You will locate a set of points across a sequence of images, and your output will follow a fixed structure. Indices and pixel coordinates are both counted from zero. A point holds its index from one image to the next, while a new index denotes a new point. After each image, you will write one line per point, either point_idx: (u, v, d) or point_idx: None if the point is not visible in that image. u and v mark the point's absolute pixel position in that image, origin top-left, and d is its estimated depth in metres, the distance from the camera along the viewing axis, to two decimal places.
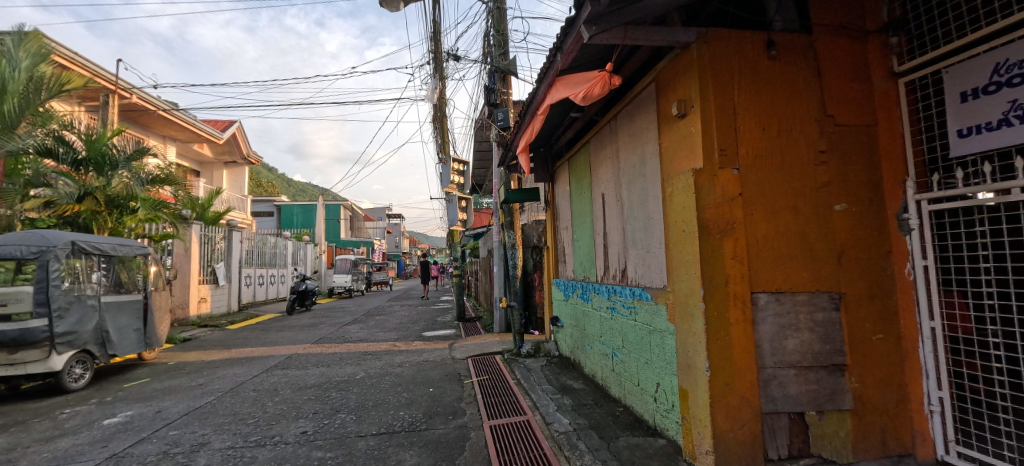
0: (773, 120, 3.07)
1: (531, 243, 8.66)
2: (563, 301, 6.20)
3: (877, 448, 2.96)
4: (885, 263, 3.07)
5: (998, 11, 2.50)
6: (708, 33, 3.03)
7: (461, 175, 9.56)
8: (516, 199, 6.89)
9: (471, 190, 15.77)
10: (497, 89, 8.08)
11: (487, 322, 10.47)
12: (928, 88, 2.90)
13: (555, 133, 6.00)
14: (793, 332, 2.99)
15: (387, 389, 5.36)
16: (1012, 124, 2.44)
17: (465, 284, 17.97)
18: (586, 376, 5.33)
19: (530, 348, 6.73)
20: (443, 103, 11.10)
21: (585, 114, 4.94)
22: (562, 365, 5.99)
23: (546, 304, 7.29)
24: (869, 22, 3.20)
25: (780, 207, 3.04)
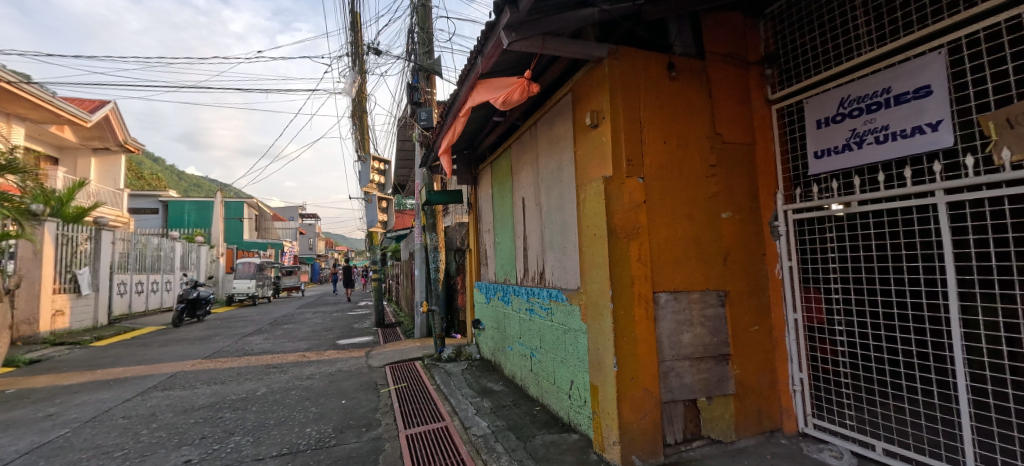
0: (673, 134, 3.39)
1: (454, 245, 8.67)
2: (485, 303, 6.28)
3: (755, 426, 3.37)
4: (760, 264, 3.51)
5: (844, 56, 3.06)
6: (618, 50, 3.29)
7: (382, 174, 9.26)
8: (439, 201, 6.85)
9: (395, 191, 15.38)
10: (420, 88, 7.98)
11: (407, 327, 10.26)
12: (794, 115, 3.43)
13: (477, 136, 6.07)
14: (688, 327, 3.31)
15: (290, 405, 5.05)
16: (852, 149, 2.99)
17: (387, 288, 17.51)
18: (506, 378, 5.44)
19: (452, 352, 6.64)
20: (363, 98, 10.70)
21: (506, 118, 5.06)
22: (483, 367, 6.04)
23: (468, 307, 7.32)
24: (751, 53, 3.67)
25: (677, 213, 3.36)
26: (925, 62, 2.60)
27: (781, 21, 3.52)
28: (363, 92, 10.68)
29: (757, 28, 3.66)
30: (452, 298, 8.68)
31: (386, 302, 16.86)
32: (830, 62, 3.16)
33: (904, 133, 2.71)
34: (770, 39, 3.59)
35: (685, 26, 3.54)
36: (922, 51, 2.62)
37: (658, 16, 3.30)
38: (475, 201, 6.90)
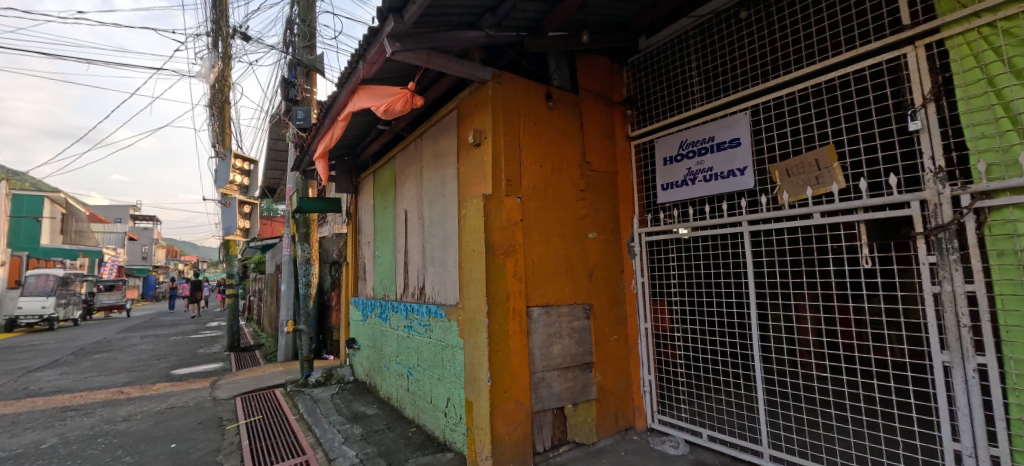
0: (548, 159, 3.68)
1: (330, 258, 8.13)
2: (361, 321, 5.99)
3: (613, 426, 3.71)
4: (619, 280, 3.92)
5: (684, 107, 3.64)
6: (501, 75, 3.51)
7: (247, 175, 8.31)
8: (312, 208, 6.38)
9: (262, 195, 13.93)
10: (298, 83, 7.43)
11: (269, 350, 9.24)
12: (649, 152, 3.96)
13: (360, 143, 5.85)
14: (557, 338, 3.56)
15: (94, 457, 4.19)
16: (688, 184, 3.53)
17: (248, 305, 15.61)
18: (381, 400, 5.20)
19: (321, 376, 6.13)
20: (227, 87, 9.59)
21: (391, 128, 4.96)
22: (356, 390, 5.71)
23: (342, 326, 6.88)
24: (617, 93, 4.14)
25: (549, 232, 3.62)
26: (739, 118, 3.22)
27: (639, 70, 4.05)
28: (227, 83, 9.59)
29: (621, 73, 4.17)
30: (325, 316, 8.07)
31: (243, 321, 14.99)
32: (675, 111, 3.74)
33: (724, 174, 3.30)
34: (630, 84, 4.11)
35: (562, 61, 3.88)
36: (735, 110, 3.24)
37: (537, 49, 3.58)
38: (355, 212, 6.58)
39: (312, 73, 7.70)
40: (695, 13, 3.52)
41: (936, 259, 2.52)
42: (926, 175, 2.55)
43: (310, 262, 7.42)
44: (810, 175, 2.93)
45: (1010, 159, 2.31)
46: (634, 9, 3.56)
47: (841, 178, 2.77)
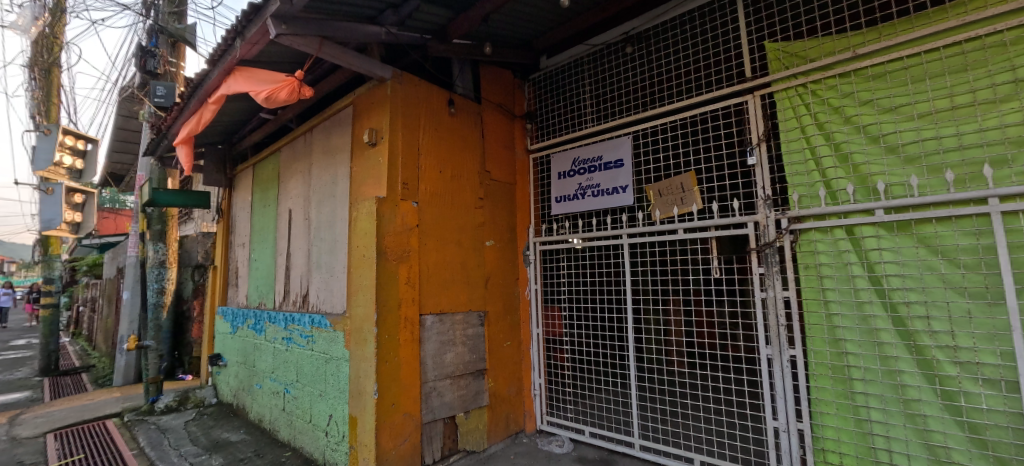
0: (447, 165, 3.66)
1: (192, 262, 7.04)
2: (228, 334, 5.26)
3: (503, 431, 3.77)
4: (514, 287, 4.04)
5: (576, 127, 3.95)
6: (401, 74, 3.43)
7: (81, 157, 6.74)
8: (168, 202, 5.42)
9: (102, 185, 11.61)
10: (161, 55, 6.28)
11: (103, 371, 7.65)
12: (545, 166, 4.19)
13: (238, 131, 5.21)
14: (450, 346, 3.52)
15: None
16: (579, 198, 3.81)
17: (72, 317, 12.78)
18: (249, 423, 4.60)
19: (173, 400, 5.19)
20: (59, 49, 7.86)
21: (276, 118, 4.51)
22: (218, 414, 4.95)
23: (204, 340, 5.96)
24: (518, 106, 4.30)
25: (446, 238, 3.60)
26: (622, 141, 3.56)
27: (540, 87, 4.28)
28: (59, 42, 7.85)
29: (523, 88, 4.36)
30: (182, 329, 6.93)
31: (67, 337, 12.08)
32: (569, 129, 4.02)
33: (609, 190, 3.62)
34: (531, 99, 4.32)
35: (465, 70, 3.93)
36: (619, 134, 3.59)
37: (441, 55, 3.58)
38: (227, 208, 5.78)
39: (179, 44, 6.67)
40: (589, 42, 3.84)
41: (764, 270, 3.08)
42: (759, 201, 3.10)
43: (164, 265, 6.28)
44: (676, 195, 3.35)
45: (814, 192, 2.92)
46: (534, 29, 3.77)
47: (700, 200, 3.22)
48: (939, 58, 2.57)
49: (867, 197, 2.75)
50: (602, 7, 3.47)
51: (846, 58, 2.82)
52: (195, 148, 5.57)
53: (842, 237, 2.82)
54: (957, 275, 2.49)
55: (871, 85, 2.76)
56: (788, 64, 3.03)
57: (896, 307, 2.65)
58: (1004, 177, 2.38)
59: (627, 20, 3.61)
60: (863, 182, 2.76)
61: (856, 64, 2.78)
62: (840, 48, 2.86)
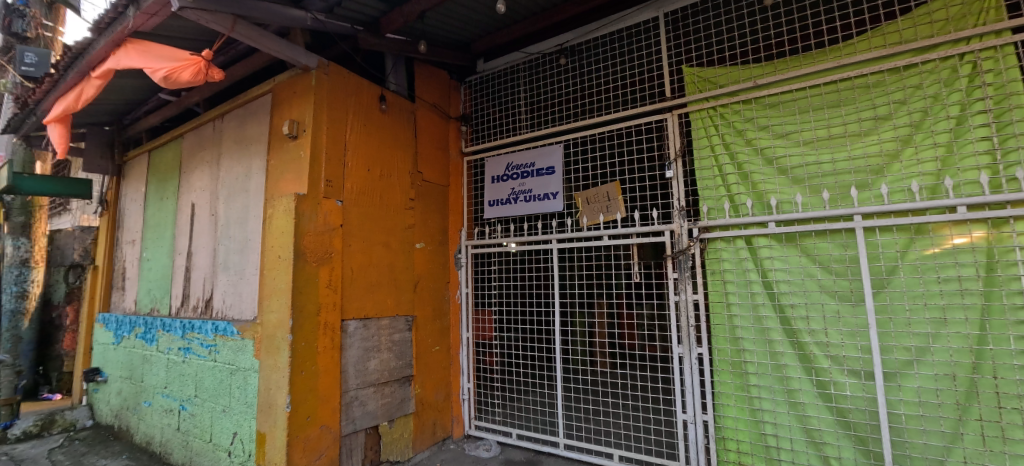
0: (376, 163, 3.52)
1: (64, 261, 6.04)
2: (108, 345, 4.57)
3: (429, 439, 3.68)
4: (444, 290, 3.98)
5: (510, 132, 4.02)
6: (328, 65, 3.24)
7: None
8: (37, 191, 4.61)
9: None
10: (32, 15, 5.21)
11: None
12: (479, 170, 4.22)
13: (133, 111, 4.61)
14: (375, 353, 3.37)
15: None
16: (512, 202, 3.87)
17: None
18: (134, 447, 4.02)
19: (32, 425, 4.34)
20: None
21: (181, 100, 4.06)
22: (93, 438, 4.26)
23: (76, 353, 5.12)
24: (453, 108, 4.26)
25: (374, 240, 3.45)
26: (553, 149, 3.68)
27: (477, 90, 4.30)
28: None
29: (459, 90, 4.34)
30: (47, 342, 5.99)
31: None
32: (504, 133, 4.07)
33: (540, 196, 3.71)
34: (467, 102, 4.32)
35: (399, 66, 3.84)
36: (551, 142, 3.70)
37: (373, 49, 3.45)
38: (113, 200, 5.03)
39: (57, 7, 5.89)
40: (525, 50, 3.92)
41: (678, 275, 3.36)
42: (675, 211, 3.37)
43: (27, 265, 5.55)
44: (602, 203, 3.51)
45: (720, 205, 3.24)
46: (471, 32, 3.80)
47: (624, 208, 3.41)
48: (821, 92, 2.98)
49: (762, 211, 3.11)
50: (538, 17, 3.61)
51: (748, 86, 3.17)
52: (73, 128, 4.83)
53: (742, 247, 3.17)
54: (831, 280, 2.89)
55: (768, 112, 3.13)
56: (701, 87, 3.34)
57: (783, 308, 3.01)
58: (866, 198, 2.82)
59: (560, 32, 3.75)
60: (759, 198, 3.12)
61: (756, 93, 3.15)
62: (743, 77, 3.21)
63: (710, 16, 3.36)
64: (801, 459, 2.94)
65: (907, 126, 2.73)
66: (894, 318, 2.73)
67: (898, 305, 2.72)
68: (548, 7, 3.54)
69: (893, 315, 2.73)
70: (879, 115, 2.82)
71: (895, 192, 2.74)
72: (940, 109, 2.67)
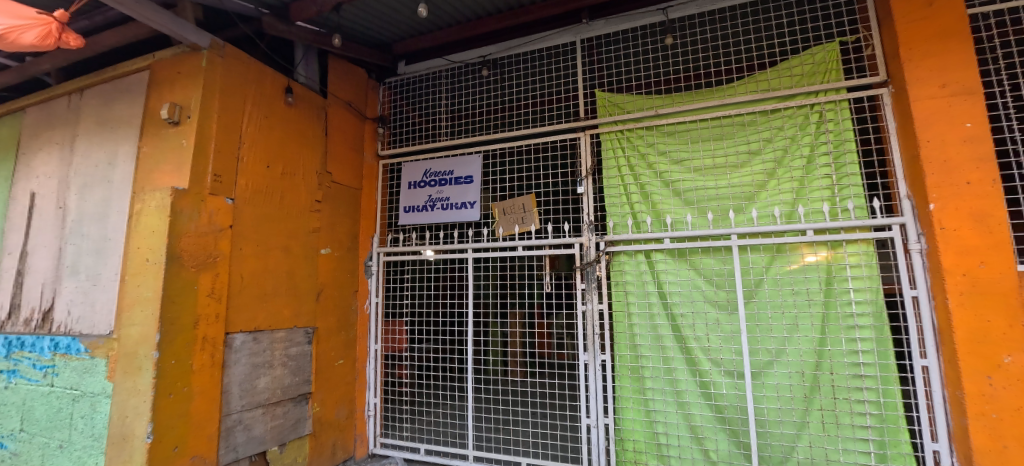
0: (279, 160, 3.23)
1: None
2: None
3: (328, 461, 3.39)
4: (352, 300, 3.74)
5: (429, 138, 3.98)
6: (223, 47, 2.91)
7: None
8: None
9: None
10: None
11: None
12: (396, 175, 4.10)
13: None
14: (266, 369, 3.02)
15: None
16: (428, 210, 3.80)
17: None
18: None
19: None
20: None
21: (22, 65, 3.35)
22: None
23: None
24: (370, 109, 4.08)
25: (272, 243, 3.13)
26: (473, 159, 3.71)
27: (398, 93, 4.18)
28: None
29: (377, 90, 4.17)
30: None
31: None
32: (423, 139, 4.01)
33: (458, 205, 3.70)
34: (386, 104, 4.18)
35: (310, 58, 3.60)
36: (470, 151, 3.73)
37: (280, 36, 3.20)
38: None
39: None
40: (448, 57, 3.90)
41: (585, 286, 3.55)
42: (585, 225, 3.57)
43: None
44: (518, 215, 3.59)
45: (624, 221, 3.52)
46: (392, 32, 3.71)
47: (538, 220, 3.52)
48: (708, 126, 3.39)
49: (659, 228, 3.43)
50: (460, 26, 3.65)
51: (651, 114, 3.50)
52: None
53: (642, 260, 3.45)
54: (712, 291, 3.27)
55: (667, 139, 3.48)
56: (611, 112, 3.62)
57: (675, 317, 3.33)
58: (741, 220, 3.26)
59: (481, 44, 3.80)
60: (657, 216, 3.44)
61: (657, 121, 3.49)
62: (647, 106, 3.54)
63: (620, 48, 3.66)
64: (686, 453, 3.25)
65: (772, 161, 3.22)
66: (760, 325, 3.16)
67: (763, 314, 3.16)
68: (472, 18, 3.60)
69: (759, 322, 3.16)
70: (752, 150, 3.29)
71: (763, 216, 3.21)
72: (796, 149, 3.19)
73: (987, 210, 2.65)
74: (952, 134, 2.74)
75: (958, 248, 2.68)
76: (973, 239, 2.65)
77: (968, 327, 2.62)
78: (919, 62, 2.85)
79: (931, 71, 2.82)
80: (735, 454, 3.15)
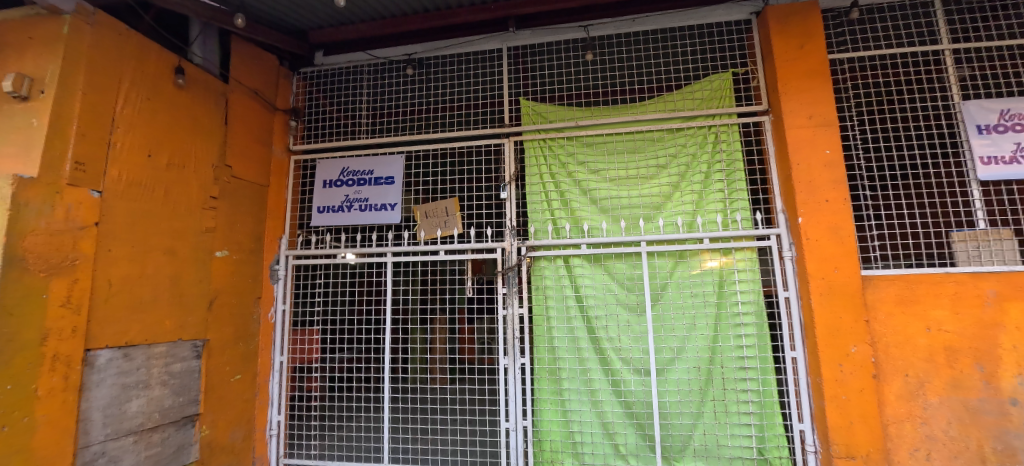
0: (165, 149, 2.84)
1: None
2: None
3: None
4: (254, 308, 3.40)
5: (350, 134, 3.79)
6: (92, 14, 2.49)
7: None
8: None
9: None
10: None
11: None
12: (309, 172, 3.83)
13: None
14: (139, 390, 2.60)
15: None
16: (344, 210, 3.61)
17: None
18: None
19: None
20: None
21: None
22: None
23: None
24: (280, 99, 3.75)
25: (153, 245, 2.73)
26: (395, 159, 3.59)
27: (316, 84, 3.94)
28: None
29: (289, 79, 3.85)
30: None
31: None
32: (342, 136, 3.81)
33: (376, 206, 3.55)
34: (302, 95, 3.90)
35: (208, 37, 3.23)
36: (392, 151, 3.62)
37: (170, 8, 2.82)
38: None
39: None
40: (371, 52, 3.75)
41: (506, 291, 3.59)
42: (507, 230, 3.61)
43: None
44: (440, 218, 3.53)
45: (544, 227, 3.62)
46: (306, 19, 3.46)
47: (461, 224, 3.48)
48: (622, 139, 3.64)
49: (577, 235, 3.58)
50: (383, 21, 3.51)
51: (571, 125, 3.66)
52: None
53: (561, 265, 3.57)
54: (624, 294, 3.48)
55: (586, 150, 3.66)
56: (534, 120, 3.73)
57: (590, 319, 3.49)
58: (650, 228, 3.52)
59: (405, 42, 3.70)
60: (575, 222, 3.59)
61: (576, 132, 3.66)
62: (567, 117, 3.70)
63: (544, 59, 3.80)
64: (599, 449, 3.40)
65: (676, 175, 3.54)
66: (664, 325, 3.42)
67: (667, 315, 3.42)
68: (396, 14, 3.48)
69: (664, 322, 3.42)
70: (660, 164, 3.58)
71: (668, 224, 3.50)
72: (696, 165, 3.53)
73: (841, 224, 3.15)
74: (815, 159, 3.24)
75: (820, 256, 3.15)
76: (830, 249, 3.14)
77: (827, 322, 3.09)
78: (793, 95, 3.32)
79: (802, 104, 3.30)
80: (642, 447, 3.36)
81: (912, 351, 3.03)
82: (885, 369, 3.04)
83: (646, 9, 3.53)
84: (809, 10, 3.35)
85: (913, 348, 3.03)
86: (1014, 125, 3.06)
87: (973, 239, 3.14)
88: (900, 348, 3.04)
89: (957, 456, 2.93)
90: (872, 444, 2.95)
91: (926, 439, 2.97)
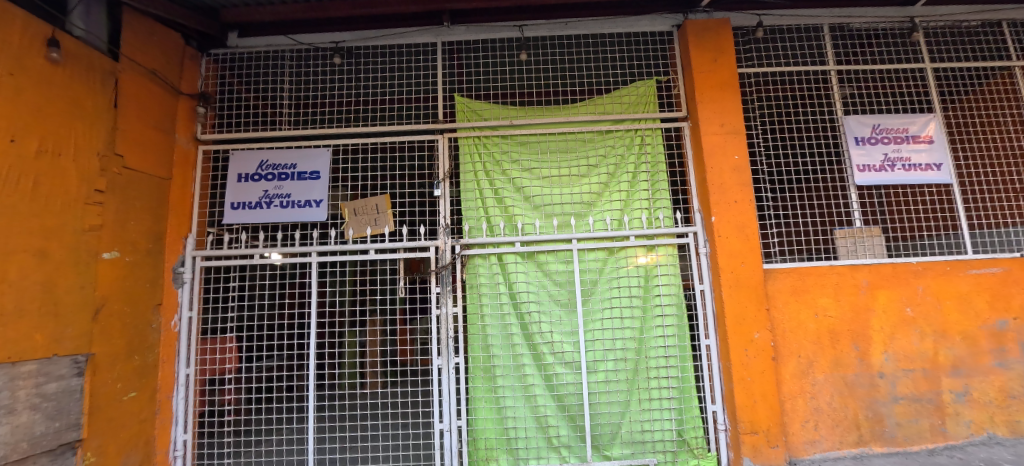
0: (33, 133, 2.42)
1: None
2: None
3: None
4: (153, 316, 3.02)
5: (271, 125, 3.50)
6: None
7: None
8: None
9: None
10: None
11: None
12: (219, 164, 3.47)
13: None
14: (1, 417, 2.19)
15: None
16: (261, 207, 3.33)
17: None
18: None
19: None
20: None
21: None
22: None
23: None
24: (185, 82, 3.36)
25: (18, 246, 2.32)
26: (321, 152, 3.38)
27: (229, 67, 3.60)
28: None
29: (195, 60, 3.46)
30: None
31: None
32: (261, 126, 3.52)
33: (299, 203, 3.32)
34: (212, 79, 3.53)
35: (92, 6, 2.80)
36: (317, 144, 3.39)
37: None
38: None
39: None
40: (293, 37, 3.48)
41: (440, 289, 3.51)
42: (441, 228, 3.55)
43: None
44: (370, 216, 3.37)
45: (478, 225, 3.61)
46: None
47: (392, 222, 3.34)
48: (555, 139, 3.73)
49: (511, 232, 3.60)
50: (306, 5, 3.27)
51: (505, 124, 3.68)
52: None
53: (494, 263, 3.56)
54: (557, 291, 3.57)
55: (520, 148, 3.70)
56: (468, 117, 3.70)
57: (523, 316, 3.53)
58: (581, 226, 3.63)
59: (331, 29, 3.49)
60: (509, 220, 3.61)
61: (510, 130, 3.69)
62: (501, 116, 3.71)
63: (479, 56, 3.77)
64: (532, 443, 3.45)
65: (605, 175, 3.68)
66: (594, 320, 3.55)
67: (596, 309, 3.56)
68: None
69: (593, 316, 3.55)
70: (590, 164, 3.71)
71: (597, 221, 3.63)
72: (624, 166, 3.70)
73: (747, 223, 3.48)
74: (725, 164, 3.53)
75: (730, 252, 3.46)
76: (738, 245, 3.46)
77: (736, 312, 3.39)
78: (708, 104, 3.59)
79: (716, 112, 3.58)
80: (574, 438, 3.47)
81: (804, 335, 3.43)
82: (782, 352, 3.41)
83: (578, 14, 3.63)
84: (722, 26, 3.64)
85: (804, 333, 3.43)
86: (883, 138, 3.56)
87: (851, 236, 3.62)
88: (794, 332, 3.43)
89: (838, 424, 3.36)
90: (771, 419, 3.30)
91: (814, 412, 3.37)
